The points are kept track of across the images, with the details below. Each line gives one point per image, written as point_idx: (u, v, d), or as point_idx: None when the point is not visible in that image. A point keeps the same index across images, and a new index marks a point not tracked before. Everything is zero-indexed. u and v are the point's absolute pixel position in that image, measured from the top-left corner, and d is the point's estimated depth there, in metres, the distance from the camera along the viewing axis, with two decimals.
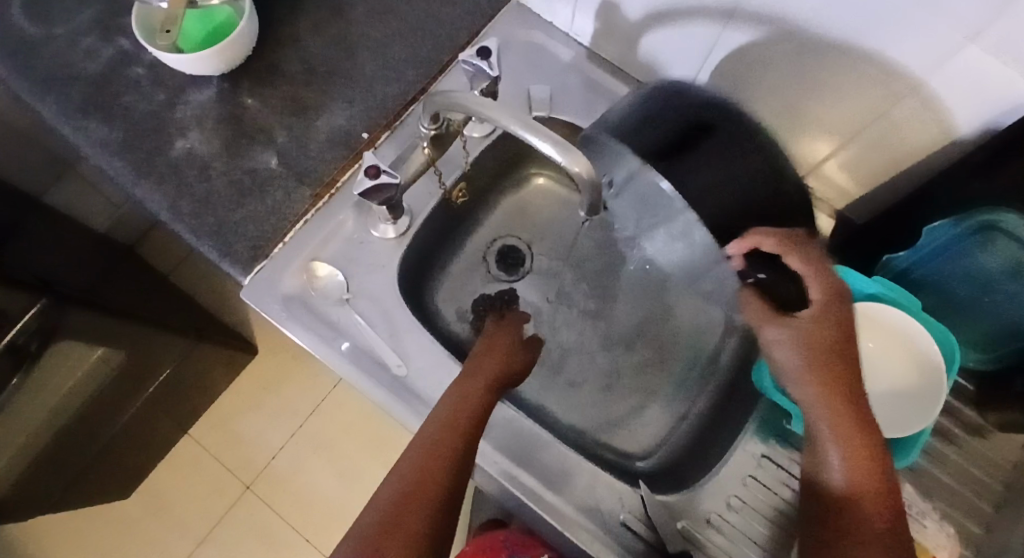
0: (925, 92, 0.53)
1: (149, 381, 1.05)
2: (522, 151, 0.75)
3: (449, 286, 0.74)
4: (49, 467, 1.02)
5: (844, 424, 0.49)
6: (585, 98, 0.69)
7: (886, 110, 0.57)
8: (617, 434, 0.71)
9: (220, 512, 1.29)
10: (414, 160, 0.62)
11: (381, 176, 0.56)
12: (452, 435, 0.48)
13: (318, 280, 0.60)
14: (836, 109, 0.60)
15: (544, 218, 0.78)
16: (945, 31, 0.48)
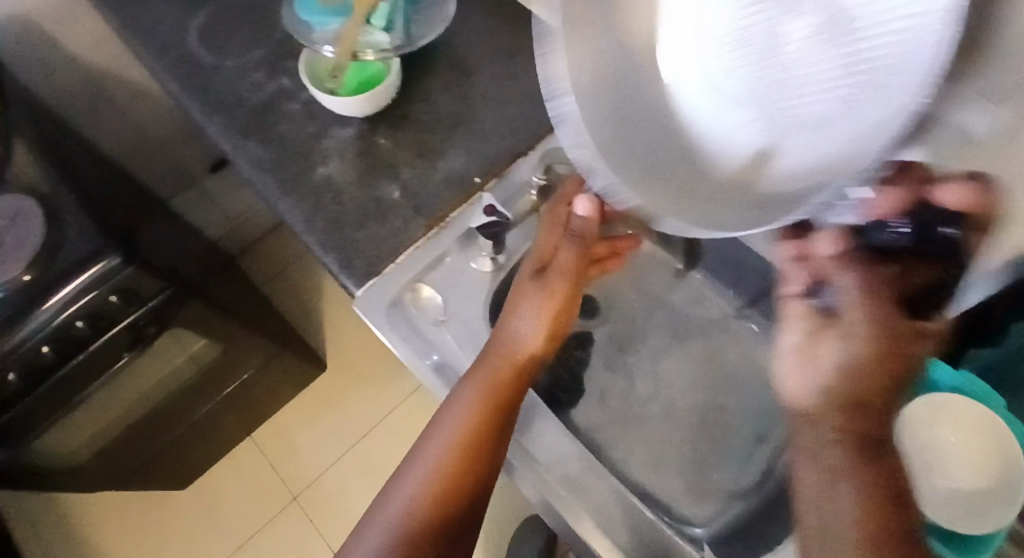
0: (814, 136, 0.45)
1: (231, 379, 1.17)
2: None
3: None
4: (127, 442, 1.11)
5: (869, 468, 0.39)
6: None
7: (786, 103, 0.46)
8: (675, 489, 0.72)
9: (266, 518, 1.35)
10: (522, 202, 0.70)
11: (495, 214, 0.66)
12: (469, 440, 0.56)
13: (420, 300, 0.67)
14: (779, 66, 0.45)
15: (629, 276, 0.83)
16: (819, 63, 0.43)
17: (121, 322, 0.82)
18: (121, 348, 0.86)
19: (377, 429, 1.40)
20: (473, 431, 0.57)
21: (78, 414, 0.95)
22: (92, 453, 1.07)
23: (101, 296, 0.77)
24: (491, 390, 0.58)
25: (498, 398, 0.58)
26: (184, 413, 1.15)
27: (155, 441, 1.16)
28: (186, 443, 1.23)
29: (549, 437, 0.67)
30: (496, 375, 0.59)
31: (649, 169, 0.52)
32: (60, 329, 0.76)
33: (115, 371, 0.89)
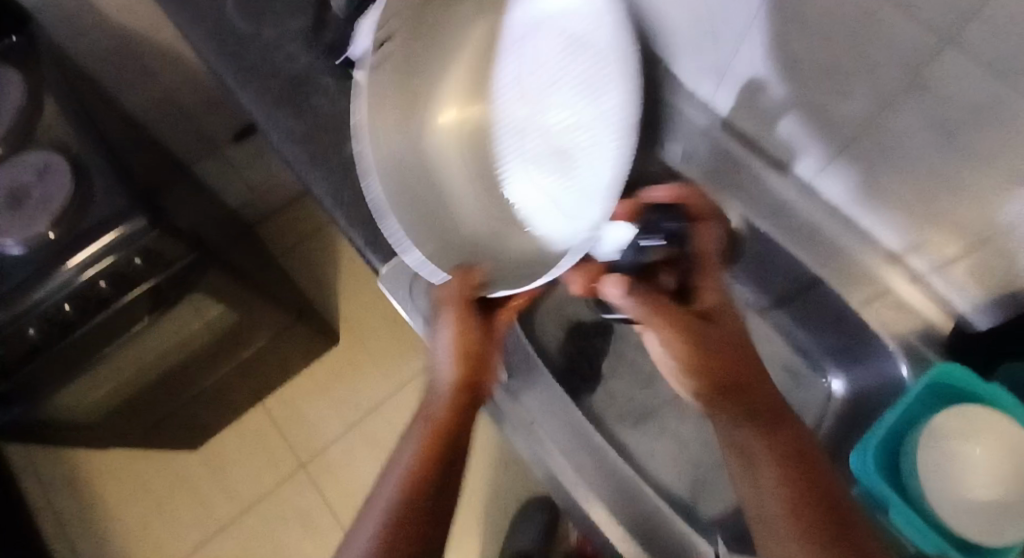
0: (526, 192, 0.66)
1: (245, 346, 1.17)
2: None
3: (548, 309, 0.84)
4: (139, 403, 1.11)
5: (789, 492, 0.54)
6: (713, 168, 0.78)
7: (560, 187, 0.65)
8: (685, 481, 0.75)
9: (271, 485, 1.37)
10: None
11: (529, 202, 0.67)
12: (417, 475, 0.57)
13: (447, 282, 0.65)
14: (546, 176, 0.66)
15: None
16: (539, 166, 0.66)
17: (143, 283, 0.81)
18: (143, 309, 0.86)
19: (382, 407, 1.41)
20: (406, 499, 0.56)
21: (94, 372, 0.95)
22: (106, 411, 1.07)
23: (125, 258, 0.77)
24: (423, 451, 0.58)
25: (428, 459, 0.58)
26: (199, 376, 1.16)
27: (166, 403, 1.16)
28: (200, 404, 1.24)
29: (573, 426, 0.71)
30: (429, 436, 0.59)
31: (467, 255, 0.63)
32: (82, 288, 0.76)
33: (132, 333, 0.90)
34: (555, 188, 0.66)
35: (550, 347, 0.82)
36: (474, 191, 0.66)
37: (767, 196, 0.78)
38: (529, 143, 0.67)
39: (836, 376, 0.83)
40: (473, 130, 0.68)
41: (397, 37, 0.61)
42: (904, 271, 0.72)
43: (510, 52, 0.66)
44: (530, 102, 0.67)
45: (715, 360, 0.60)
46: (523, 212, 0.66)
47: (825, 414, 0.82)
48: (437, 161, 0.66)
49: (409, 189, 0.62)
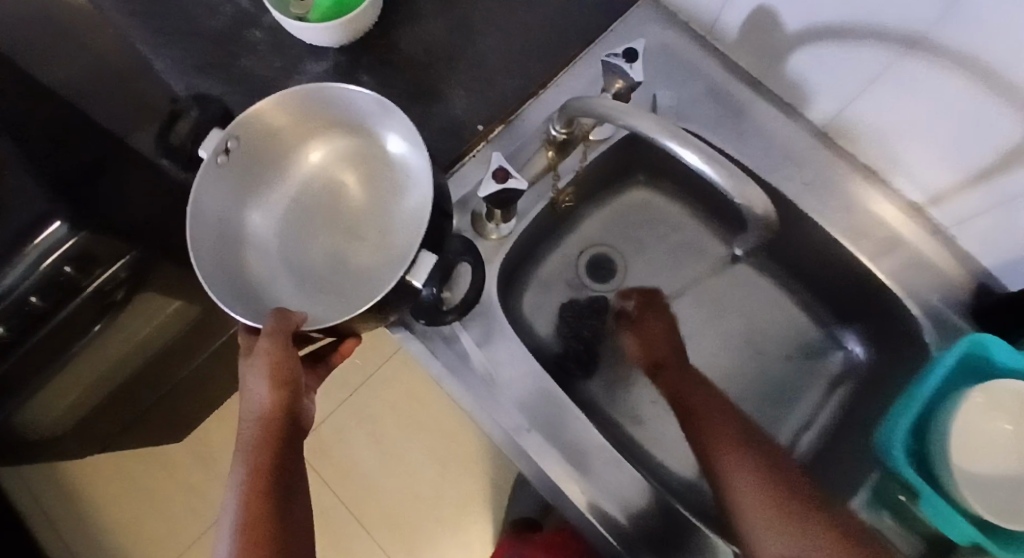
0: (346, 264, 0.65)
1: (218, 332, 1.06)
2: (635, 158, 0.76)
3: (537, 282, 0.77)
4: (107, 407, 0.98)
5: (779, 521, 0.52)
6: (713, 110, 0.68)
7: (360, 264, 0.65)
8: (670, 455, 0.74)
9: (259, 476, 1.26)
10: (537, 163, 0.64)
11: (509, 181, 0.56)
12: (256, 504, 0.50)
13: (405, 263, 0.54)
14: (356, 249, 0.65)
15: (643, 232, 0.80)
16: (361, 238, 0.65)
17: (85, 289, 0.65)
18: (90, 315, 0.70)
19: (375, 373, 1.16)
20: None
21: (50, 385, 0.80)
22: (72, 421, 0.94)
23: (48, 269, 0.57)
24: (254, 503, 0.50)
25: (258, 519, 0.49)
26: (172, 370, 1.04)
27: (136, 404, 1.04)
28: (161, 398, 1.08)
29: (560, 415, 0.65)
30: (253, 481, 0.51)
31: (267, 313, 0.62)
32: (8, 309, 0.57)
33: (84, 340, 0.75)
34: (350, 289, 0.64)
35: (537, 329, 0.76)
36: (286, 277, 0.64)
37: (773, 142, 0.67)
38: (335, 245, 0.65)
39: (852, 341, 0.75)
40: (294, 227, 0.66)
41: (246, 133, 0.60)
42: (925, 222, 0.65)
43: (381, 174, 0.66)
44: (362, 208, 0.66)
45: (716, 405, 0.62)
46: (326, 283, 0.64)
47: (837, 385, 0.76)
48: (256, 245, 0.64)
49: (222, 260, 0.61)
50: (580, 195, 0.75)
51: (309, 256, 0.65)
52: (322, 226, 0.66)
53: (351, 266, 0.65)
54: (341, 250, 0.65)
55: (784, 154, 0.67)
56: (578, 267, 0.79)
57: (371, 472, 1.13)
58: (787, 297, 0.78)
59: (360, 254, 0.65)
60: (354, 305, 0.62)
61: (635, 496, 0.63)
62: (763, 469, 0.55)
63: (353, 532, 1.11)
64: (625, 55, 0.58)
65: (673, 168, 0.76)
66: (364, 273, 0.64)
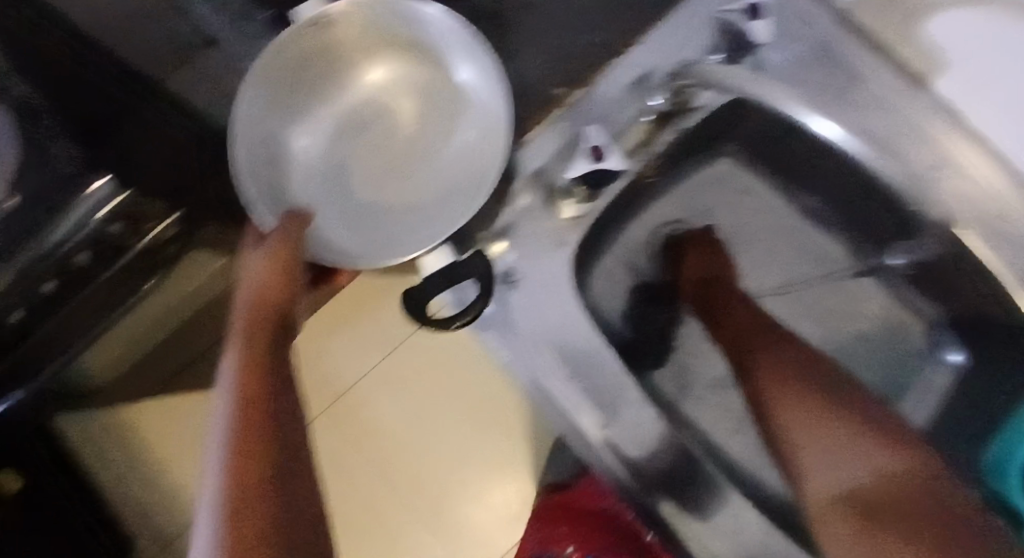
0: (388, 205, 0.58)
1: None
2: (728, 128, 0.68)
3: (609, 261, 0.70)
4: (154, 357, 0.94)
5: (816, 433, 0.57)
6: (825, 76, 0.60)
7: (407, 206, 0.58)
8: (745, 455, 0.69)
9: None
10: (634, 134, 0.60)
11: (607, 158, 0.56)
12: (252, 425, 0.41)
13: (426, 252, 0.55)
14: (403, 192, 0.58)
15: (724, 207, 0.73)
16: (410, 181, 0.58)
17: (126, 244, 0.57)
18: None
19: None
20: (240, 452, 0.39)
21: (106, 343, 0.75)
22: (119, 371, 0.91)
23: None
24: (248, 387, 0.43)
25: (253, 407, 0.42)
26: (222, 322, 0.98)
27: (186, 355, 0.99)
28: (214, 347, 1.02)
29: (647, 422, 0.57)
30: (246, 369, 0.44)
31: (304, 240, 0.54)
32: None
33: (137, 301, 0.70)
34: (398, 229, 0.57)
35: (607, 312, 0.69)
36: (328, 208, 0.57)
37: (894, 117, 0.60)
38: (385, 178, 0.58)
39: (953, 349, 0.70)
40: (340, 153, 0.58)
41: (335, 21, 0.53)
42: None
43: (440, 116, 0.59)
44: (409, 138, 0.59)
45: (741, 328, 0.66)
46: (366, 223, 0.57)
47: (932, 390, 0.70)
48: (295, 163, 0.56)
49: (263, 179, 0.53)
50: (664, 166, 0.67)
51: (353, 190, 0.58)
52: (372, 161, 0.58)
53: (397, 209, 0.58)
54: (388, 191, 0.58)
55: (907, 129, 0.60)
56: (650, 247, 0.72)
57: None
58: (884, 289, 0.72)
59: (405, 196, 0.58)
60: (395, 249, 0.55)
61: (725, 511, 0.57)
62: (792, 389, 0.59)
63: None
64: (750, 11, 0.58)
65: (772, 138, 0.68)
66: (409, 220, 0.57)
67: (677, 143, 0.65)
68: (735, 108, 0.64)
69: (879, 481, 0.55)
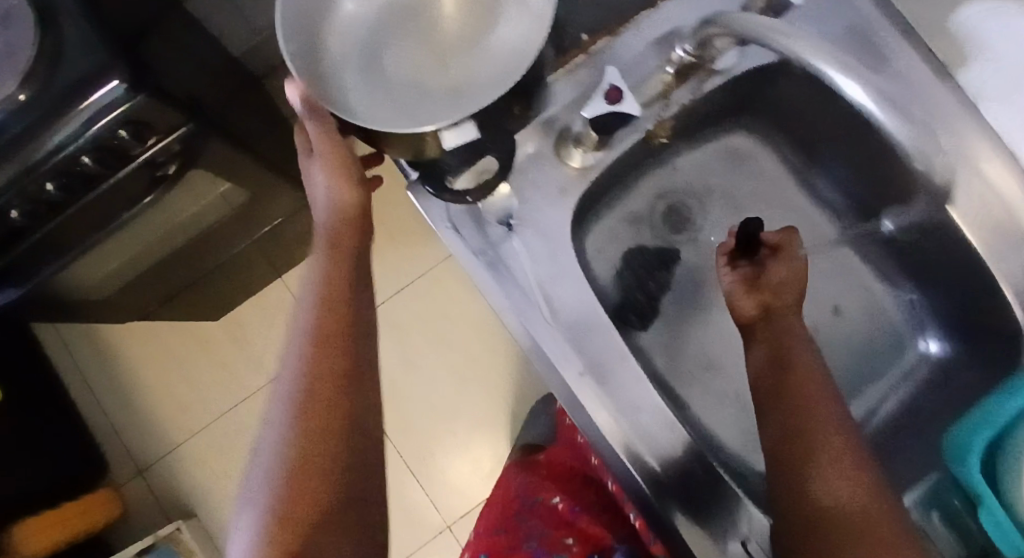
0: (426, 82, 0.55)
1: (261, 222, 1.00)
2: (749, 98, 0.68)
3: (606, 224, 0.72)
4: (150, 278, 0.95)
5: (823, 437, 0.47)
6: (859, 54, 0.59)
7: (442, 83, 0.55)
8: (724, 425, 0.69)
9: (273, 373, 1.17)
10: (654, 85, 0.58)
11: (620, 103, 0.55)
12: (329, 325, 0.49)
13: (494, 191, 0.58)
14: (443, 70, 0.55)
15: (730, 180, 0.75)
16: (452, 59, 0.55)
17: (139, 157, 0.63)
18: (139, 185, 0.67)
19: (434, 273, 1.14)
20: (316, 364, 0.47)
21: (99, 249, 0.75)
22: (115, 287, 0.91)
23: (101, 131, 0.54)
24: (330, 303, 0.50)
25: (326, 341, 0.48)
26: (217, 249, 0.98)
27: (179, 278, 1.00)
28: (213, 278, 1.05)
29: (630, 377, 0.56)
30: (330, 288, 0.51)
31: (328, 103, 0.52)
32: (58, 167, 0.55)
33: (134, 212, 0.70)
34: (419, 105, 0.54)
35: (600, 274, 0.71)
36: (362, 79, 0.55)
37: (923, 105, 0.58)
38: (418, 59, 0.56)
39: (933, 336, 0.71)
40: (385, 27, 0.56)
41: None
42: None
43: None
44: (451, 17, 0.56)
45: (781, 339, 0.54)
46: (399, 96, 0.54)
47: (906, 376, 0.71)
48: (341, 29, 0.56)
49: (297, 30, 0.53)
50: (676, 131, 0.68)
51: (391, 65, 0.56)
52: (417, 37, 0.56)
53: (432, 84, 0.55)
54: (427, 67, 0.55)
55: (926, 113, 0.57)
56: (653, 217, 0.74)
57: (395, 376, 1.12)
58: (875, 277, 0.72)
59: (444, 75, 0.55)
60: (419, 118, 0.52)
61: (699, 477, 0.55)
62: (816, 388, 0.50)
63: None
64: None
65: (788, 117, 0.69)
66: (441, 96, 0.54)
67: (696, 107, 0.65)
68: (764, 73, 0.62)
69: (856, 508, 0.43)
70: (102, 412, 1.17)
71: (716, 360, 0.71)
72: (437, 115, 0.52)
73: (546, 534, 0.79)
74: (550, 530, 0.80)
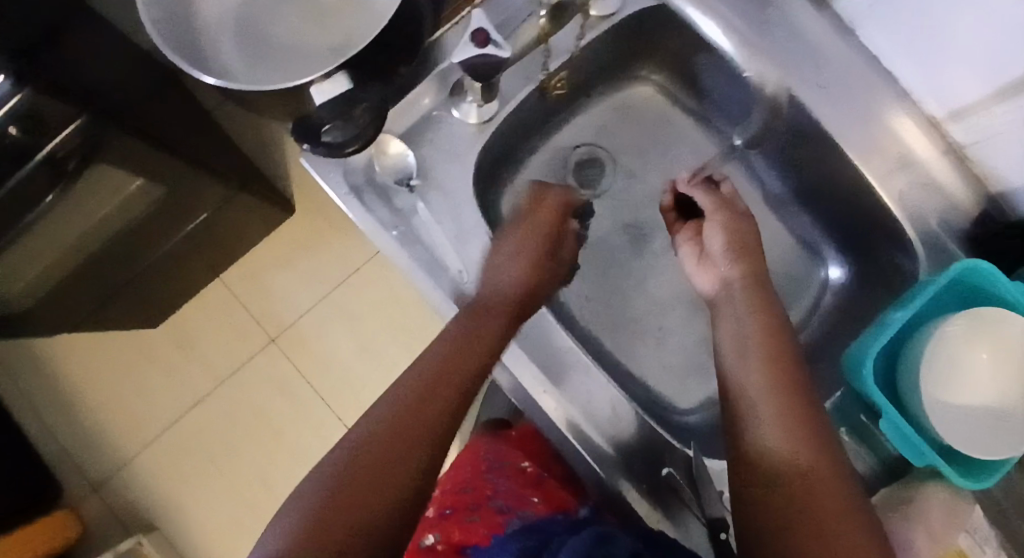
0: (297, 50, 0.61)
1: (184, 223, 0.93)
2: (640, 46, 0.72)
3: (517, 184, 0.74)
4: (73, 290, 0.90)
5: (780, 406, 0.49)
6: None
7: (313, 50, 0.61)
8: (646, 368, 0.72)
9: (223, 375, 1.15)
10: (528, 31, 0.61)
11: (489, 46, 0.49)
12: (439, 396, 0.46)
13: (387, 156, 0.58)
14: (313, 39, 0.61)
15: (635, 128, 0.78)
16: (320, 29, 0.62)
17: (37, 156, 0.61)
18: (41, 184, 0.64)
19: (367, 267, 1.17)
20: (387, 444, 0.43)
21: (9, 254, 0.72)
22: (35, 299, 0.85)
23: None
24: (412, 420, 0.45)
25: (423, 409, 0.45)
26: (139, 254, 0.92)
27: (104, 288, 0.94)
28: (150, 285, 1.01)
29: (545, 335, 0.59)
30: (444, 364, 0.48)
31: (201, 63, 0.57)
32: None
33: (38, 213, 0.68)
34: (297, 68, 0.60)
35: None
36: (237, 48, 0.60)
37: (794, 39, 0.63)
38: (299, 25, 0.62)
39: (836, 263, 0.74)
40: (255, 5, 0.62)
41: None
42: (941, 140, 0.61)
43: None
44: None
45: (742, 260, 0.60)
46: (272, 62, 0.60)
47: (816, 305, 0.74)
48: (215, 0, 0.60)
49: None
50: (571, 83, 0.71)
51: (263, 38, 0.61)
52: (285, 13, 0.62)
53: (303, 51, 0.61)
54: (298, 37, 0.61)
55: (805, 50, 0.63)
56: (565, 171, 0.76)
57: (349, 365, 1.15)
58: (777, 213, 0.76)
59: (314, 43, 0.61)
60: (289, 76, 0.59)
61: (618, 419, 0.58)
62: (769, 335, 0.53)
63: (324, 413, 1.13)
64: None
65: (682, 63, 0.72)
66: (312, 59, 0.61)
67: (584, 58, 0.68)
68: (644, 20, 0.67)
69: (802, 479, 0.45)
70: (43, 423, 1.13)
71: (636, 310, 0.74)
72: (306, 73, 0.58)
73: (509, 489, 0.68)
74: (515, 488, 0.69)
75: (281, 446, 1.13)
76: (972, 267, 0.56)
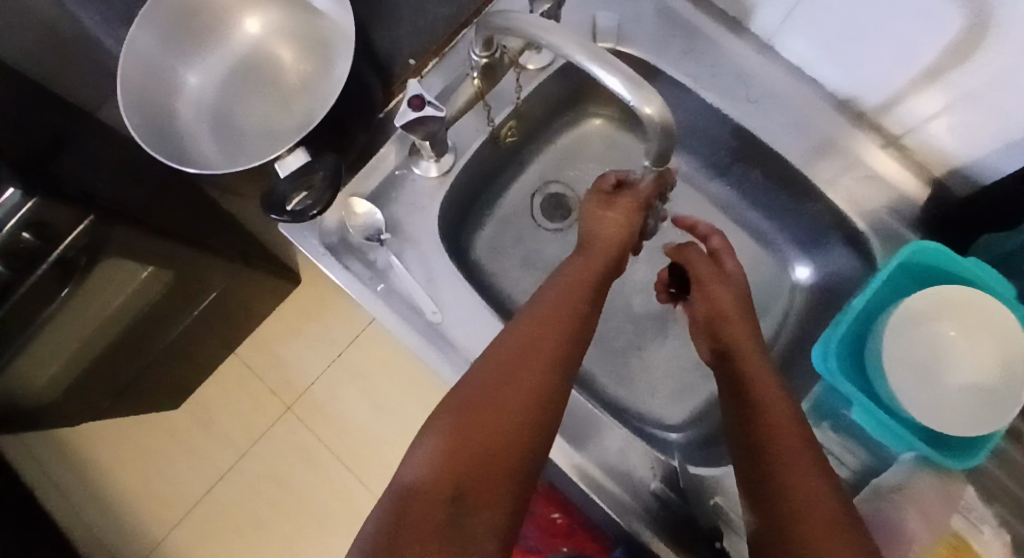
0: (268, 135, 0.66)
1: (194, 303, 0.97)
2: (583, 88, 0.78)
3: (490, 231, 0.80)
4: (95, 380, 0.93)
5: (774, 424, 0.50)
6: (657, 32, 0.68)
7: (282, 132, 0.66)
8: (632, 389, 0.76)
9: (245, 447, 1.18)
10: (465, 91, 0.67)
11: (426, 108, 0.54)
12: (516, 429, 0.45)
13: (356, 216, 0.63)
14: (282, 122, 0.66)
15: (594, 161, 0.83)
16: (286, 112, 0.67)
17: (47, 259, 0.65)
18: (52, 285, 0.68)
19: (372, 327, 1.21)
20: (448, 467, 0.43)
21: (30, 347, 0.76)
22: (60, 390, 0.90)
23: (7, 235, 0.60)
24: (478, 458, 0.44)
25: (497, 448, 0.44)
26: (153, 340, 0.97)
27: (124, 373, 0.98)
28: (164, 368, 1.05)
29: None
30: (512, 393, 0.47)
31: (178, 158, 0.62)
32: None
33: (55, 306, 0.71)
34: (268, 151, 0.65)
35: (495, 275, 0.78)
36: (213, 142, 0.65)
37: (721, 65, 0.68)
38: (267, 112, 0.67)
39: (802, 265, 0.77)
40: (226, 97, 0.67)
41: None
42: (878, 136, 0.65)
43: (316, 51, 0.67)
44: (286, 83, 0.68)
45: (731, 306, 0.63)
46: (245, 149, 0.65)
47: (790, 307, 0.78)
48: (189, 101, 0.66)
49: (146, 105, 0.62)
50: (522, 130, 0.77)
51: (237, 128, 0.67)
52: (255, 102, 0.68)
53: (273, 135, 0.66)
54: (268, 123, 0.66)
55: (735, 74, 0.67)
56: (533, 212, 0.81)
57: (366, 427, 1.18)
58: (741, 224, 0.80)
59: (282, 126, 0.66)
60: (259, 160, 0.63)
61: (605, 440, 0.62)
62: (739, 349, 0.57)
63: (344, 474, 1.16)
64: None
65: None
66: (281, 140, 0.65)
67: (530, 107, 0.74)
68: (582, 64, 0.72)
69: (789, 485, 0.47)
70: (74, 512, 1.17)
71: (616, 335, 0.78)
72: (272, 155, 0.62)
73: (541, 537, 0.80)
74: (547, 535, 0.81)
75: (307, 512, 1.15)
76: (921, 252, 0.59)
